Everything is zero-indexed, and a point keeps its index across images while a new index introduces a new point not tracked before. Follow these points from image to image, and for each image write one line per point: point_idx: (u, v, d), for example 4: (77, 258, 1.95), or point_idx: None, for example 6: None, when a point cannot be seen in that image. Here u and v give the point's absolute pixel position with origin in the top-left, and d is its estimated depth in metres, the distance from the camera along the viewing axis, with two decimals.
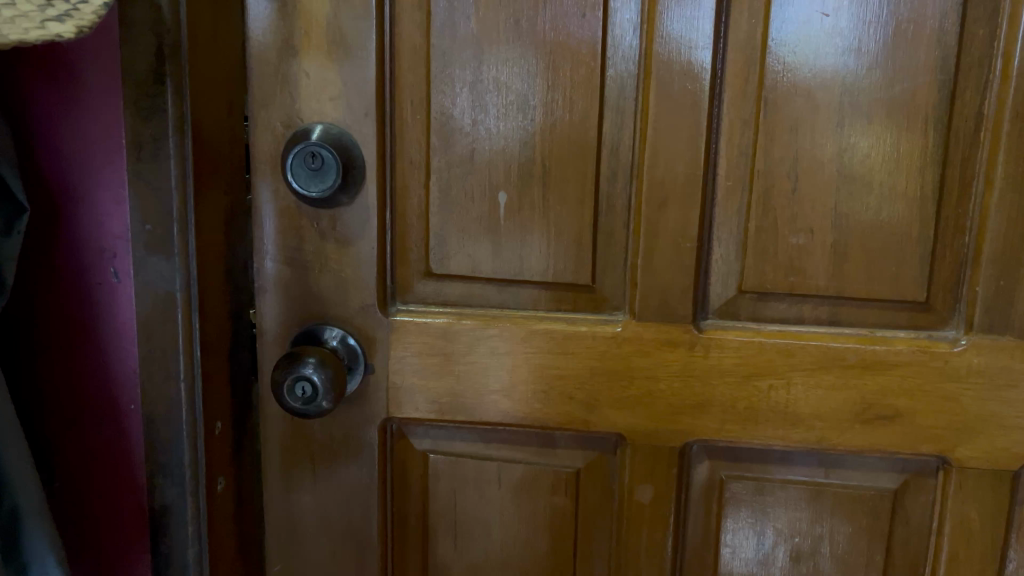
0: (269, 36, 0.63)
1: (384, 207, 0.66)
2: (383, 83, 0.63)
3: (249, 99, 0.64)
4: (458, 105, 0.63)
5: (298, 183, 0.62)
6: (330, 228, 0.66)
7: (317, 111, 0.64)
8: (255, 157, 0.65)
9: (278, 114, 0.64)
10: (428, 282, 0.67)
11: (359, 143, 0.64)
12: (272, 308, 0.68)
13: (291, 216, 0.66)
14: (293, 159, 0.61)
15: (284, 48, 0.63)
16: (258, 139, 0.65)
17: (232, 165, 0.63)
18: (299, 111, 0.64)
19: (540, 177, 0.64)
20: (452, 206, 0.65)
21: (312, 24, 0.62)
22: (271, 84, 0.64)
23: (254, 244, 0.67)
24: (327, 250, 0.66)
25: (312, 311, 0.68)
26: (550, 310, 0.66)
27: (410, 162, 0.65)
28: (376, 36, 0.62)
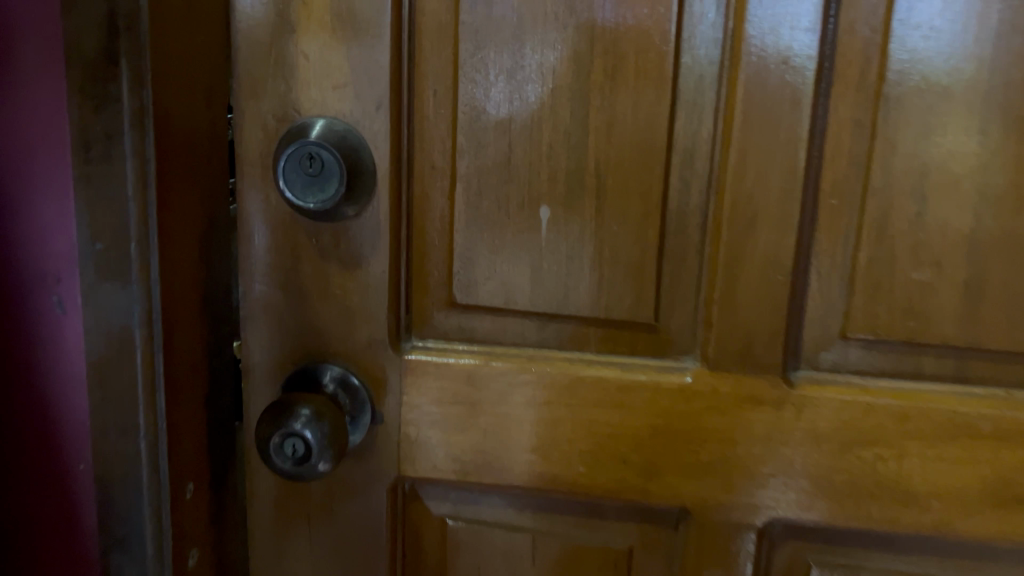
0: (260, 8, 0.51)
1: (399, 221, 0.53)
2: (400, 68, 0.51)
3: (235, 86, 0.52)
4: (493, 98, 0.51)
5: (292, 193, 0.50)
6: (333, 247, 0.54)
7: (319, 103, 0.51)
8: (242, 157, 0.53)
9: (271, 106, 0.52)
10: (451, 313, 0.55)
11: (368, 142, 0.52)
12: (263, 340, 0.56)
13: (286, 230, 0.54)
14: (287, 163, 0.50)
15: (278, 22, 0.51)
16: (245, 136, 0.52)
17: (214, 167, 0.51)
18: (296, 102, 0.52)
19: (593, 188, 0.51)
20: (483, 223, 0.53)
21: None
22: (263, 66, 0.51)
23: (240, 264, 0.55)
24: (329, 272, 0.54)
25: (310, 346, 0.56)
26: (600, 353, 0.54)
27: (432, 167, 0.53)
28: (393, 9, 0.50)
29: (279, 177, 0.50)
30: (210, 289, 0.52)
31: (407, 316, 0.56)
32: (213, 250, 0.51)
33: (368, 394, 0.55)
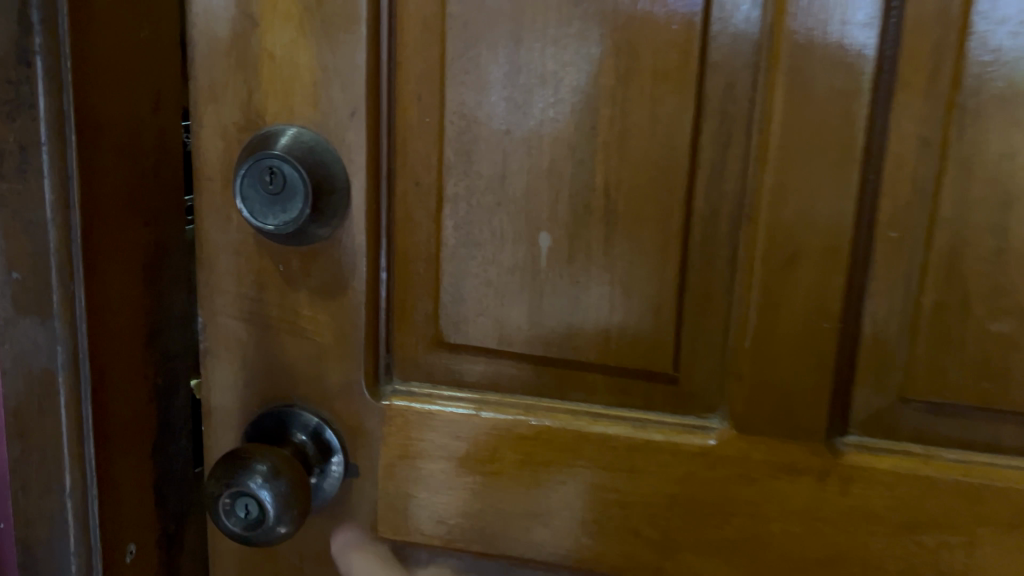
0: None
1: (378, 247, 0.46)
2: (379, 69, 0.44)
3: (193, 90, 0.45)
4: (486, 105, 0.43)
5: (251, 213, 0.43)
6: (303, 275, 0.47)
7: (286, 109, 0.45)
8: (202, 171, 0.46)
9: (233, 112, 0.45)
10: (439, 353, 0.48)
11: (342, 155, 0.45)
12: (226, 378, 0.49)
13: (250, 255, 0.47)
14: (246, 178, 0.43)
15: (239, 15, 0.44)
16: (205, 147, 0.46)
17: (166, 182, 0.44)
18: (262, 108, 0.45)
19: (601, 213, 0.43)
20: (474, 251, 0.45)
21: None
22: (223, 66, 0.45)
23: (202, 291, 0.48)
24: (299, 303, 0.47)
25: (277, 386, 0.49)
26: (609, 407, 0.46)
27: (416, 184, 0.45)
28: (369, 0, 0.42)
29: (238, 195, 0.44)
30: (159, 322, 0.45)
31: (388, 355, 0.48)
32: (163, 278, 0.45)
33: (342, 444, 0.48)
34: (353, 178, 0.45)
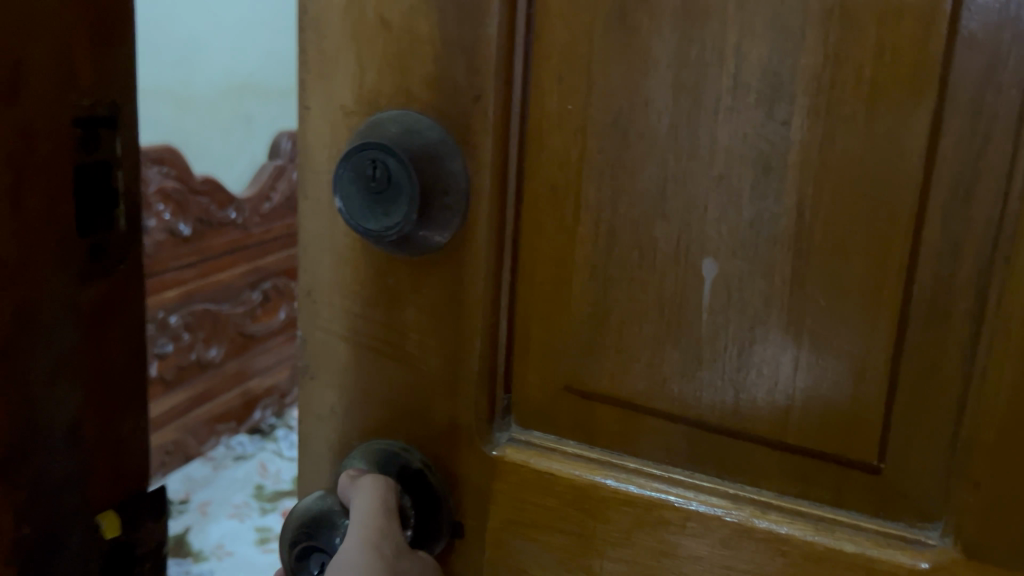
0: None
1: (501, 263, 0.38)
2: (513, 41, 0.35)
3: (303, 63, 0.39)
4: (642, 89, 0.33)
5: (348, 211, 0.36)
6: (411, 292, 0.39)
7: (401, 87, 0.37)
8: (310, 158, 0.40)
9: (345, 90, 0.38)
10: (569, 400, 0.38)
11: (459, 146, 0.36)
12: (325, 401, 0.43)
13: (353, 264, 0.40)
14: (342, 173, 0.36)
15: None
16: (314, 132, 0.39)
17: (28, 222, 0.28)
18: (375, 86, 0.37)
19: (788, 238, 0.32)
20: (617, 277, 0.36)
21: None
22: (334, 37, 0.37)
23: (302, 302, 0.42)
24: (405, 324, 0.40)
25: (382, 417, 0.42)
26: (785, 495, 0.35)
27: (552, 189, 0.36)
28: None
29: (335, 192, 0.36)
30: None
31: (507, 394, 0.40)
32: (42, 385, 0.29)
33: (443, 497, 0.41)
34: (477, 177, 0.36)
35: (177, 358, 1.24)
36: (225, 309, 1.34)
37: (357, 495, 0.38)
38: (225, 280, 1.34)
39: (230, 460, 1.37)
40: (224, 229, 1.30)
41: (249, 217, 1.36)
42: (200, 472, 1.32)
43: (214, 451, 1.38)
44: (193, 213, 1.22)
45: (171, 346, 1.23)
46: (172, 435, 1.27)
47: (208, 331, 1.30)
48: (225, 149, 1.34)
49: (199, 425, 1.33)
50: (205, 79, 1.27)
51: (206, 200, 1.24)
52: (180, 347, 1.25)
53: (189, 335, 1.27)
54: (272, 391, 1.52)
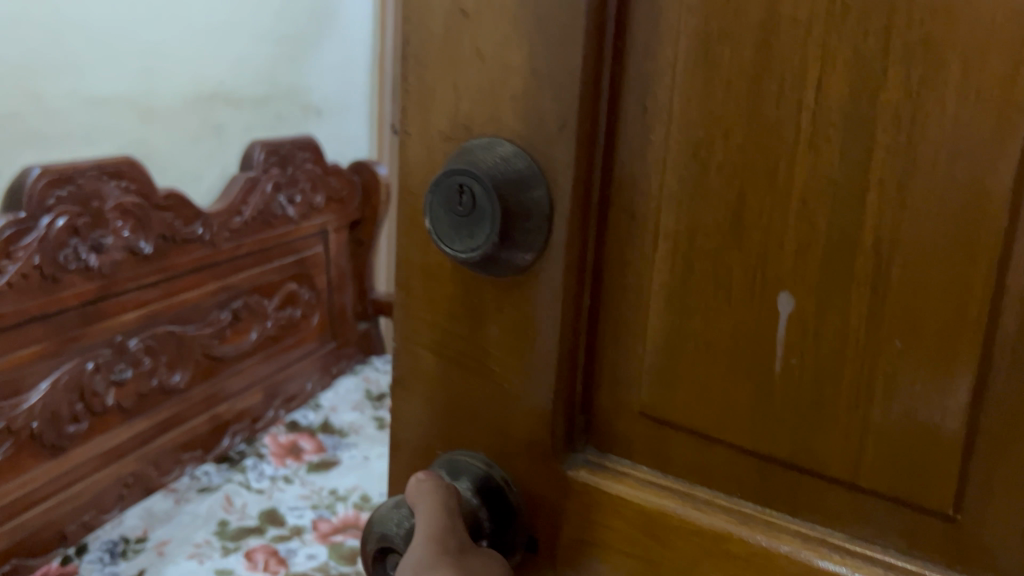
0: None
1: (581, 288, 0.38)
2: (599, 72, 0.36)
3: (407, 91, 0.41)
4: (723, 123, 0.33)
5: (438, 234, 0.38)
6: (497, 312, 0.40)
7: (492, 116, 0.38)
8: (411, 180, 0.42)
9: (442, 117, 0.40)
10: (643, 425, 0.39)
11: (543, 173, 0.37)
12: (415, 406, 0.46)
13: (443, 282, 0.42)
14: (432, 198, 0.38)
15: (451, 6, 0.38)
16: (415, 157, 0.42)
17: None
18: (467, 112, 0.39)
19: (866, 278, 0.31)
20: (693, 308, 0.36)
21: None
22: (432, 64, 0.40)
23: (399, 313, 0.45)
24: (488, 342, 0.41)
25: (464, 429, 0.44)
26: (855, 539, 0.34)
27: (630, 217, 0.37)
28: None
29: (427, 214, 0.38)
30: None
31: (584, 413, 0.41)
32: None
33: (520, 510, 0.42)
34: (558, 206, 0.37)
35: (137, 383, 1.24)
36: (190, 331, 1.35)
37: (416, 504, 0.39)
38: (192, 301, 1.36)
39: (193, 493, 1.30)
40: (186, 247, 1.32)
41: (218, 231, 1.39)
42: (161, 507, 1.25)
43: (178, 481, 1.33)
44: (156, 229, 1.25)
45: (130, 371, 1.23)
46: (131, 467, 1.25)
47: (173, 354, 1.31)
48: (191, 160, 1.51)
49: (165, 452, 1.32)
50: (169, 93, 1.44)
51: (171, 216, 1.28)
52: (139, 372, 1.25)
53: (152, 358, 1.28)
54: (243, 417, 1.51)
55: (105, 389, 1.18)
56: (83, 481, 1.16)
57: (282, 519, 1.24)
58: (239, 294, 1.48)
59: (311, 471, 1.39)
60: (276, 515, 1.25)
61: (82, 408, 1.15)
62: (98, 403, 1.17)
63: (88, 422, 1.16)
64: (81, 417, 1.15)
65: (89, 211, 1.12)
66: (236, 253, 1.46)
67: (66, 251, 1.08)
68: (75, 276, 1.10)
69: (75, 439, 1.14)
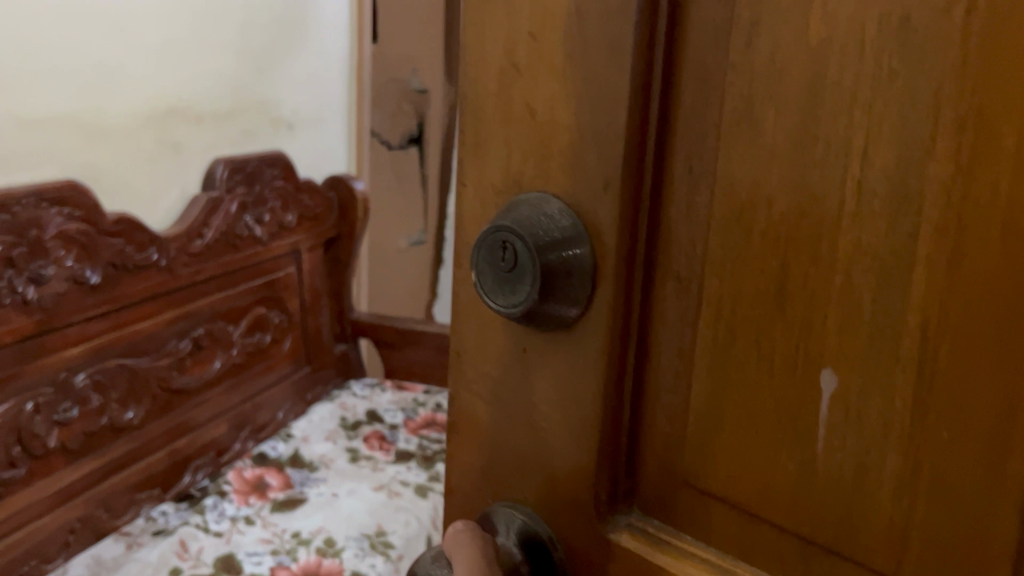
0: (489, 47, 0.39)
1: (626, 347, 0.38)
2: (645, 129, 0.35)
3: (462, 144, 0.42)
4: (768, 186, 0.32)
5: (484, 288, 0.38)
6: (544, 368, 0.40)
7: (540, 171, 0.38)
8: (467, 231, 0.43)
9: (494, 171, 0.40)
10: (686, 492, 0.38)
11: (585, 230, 0.36)
12: (468, 454, 0.46)
13: (494, 334, 0.42)
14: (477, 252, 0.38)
15: (504, 62, 0.38)
16: (471, 209, 0.42)
17: None
18: (519, 167, 0.39)
19: (912, 358, 0.29)
20: (736, 377, 0.34)
21: (547, 19, 0.36)
22: (486, 118, 0.40)
23: (452, 361, 0.45)
24: (535, 396, 0.41)
25: (513, 480, 0.43)
26: None
27: (675, 278, 0.36)
28: (636, 40, 0.33)
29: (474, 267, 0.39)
30: None
31: (628, 473, 0.40)
32: None
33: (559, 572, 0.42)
34: (602, 264, 0.36)
35: (83, 422, 1.22)
36: (143, 364, 1.33)
37: (452, 554, 0.40)
38: (147, 330, 1.34)
39: (147, 536, 1.27)
40: (142, 274, 1.31)
41: (176, 256, 1.38)
42: (110, 552, 1.22)
43: (133, 524, 1.32)
44: (104, 258, 1.22)
45: (76, 410, 1.21)
46: (79, 511, 1.23)
47: (125, 388, 1.30)
48: (146, 182, 1.41)
49: (117, 492, 1.30)
50: (119, 108, 1.33)
51: (121, 242, 1.26)
52: (87, 411, 1.23)
53: (100, 396, 1.25)
54: (205, 450, 1.48)
55: (48, 429, 1.17)
56: (27, 525, 1.15)
57: (238, 566, 1.18)
58: (202, 321, 1.47)
59: (272, 510, 1.34)
60: (232, 562, 1.19)
61: (20, 451, 1.13)
62: (38, 445, 1.15)
63: (27, 467, 1.14)
64: (19, 462, 1.13)
65: (27, 241, 1.10)
66: (198, 278, 1.44)
67: (0, 283, 1.06)
68: (9, 310, 1.08)
69: (14, 483, 1.13)
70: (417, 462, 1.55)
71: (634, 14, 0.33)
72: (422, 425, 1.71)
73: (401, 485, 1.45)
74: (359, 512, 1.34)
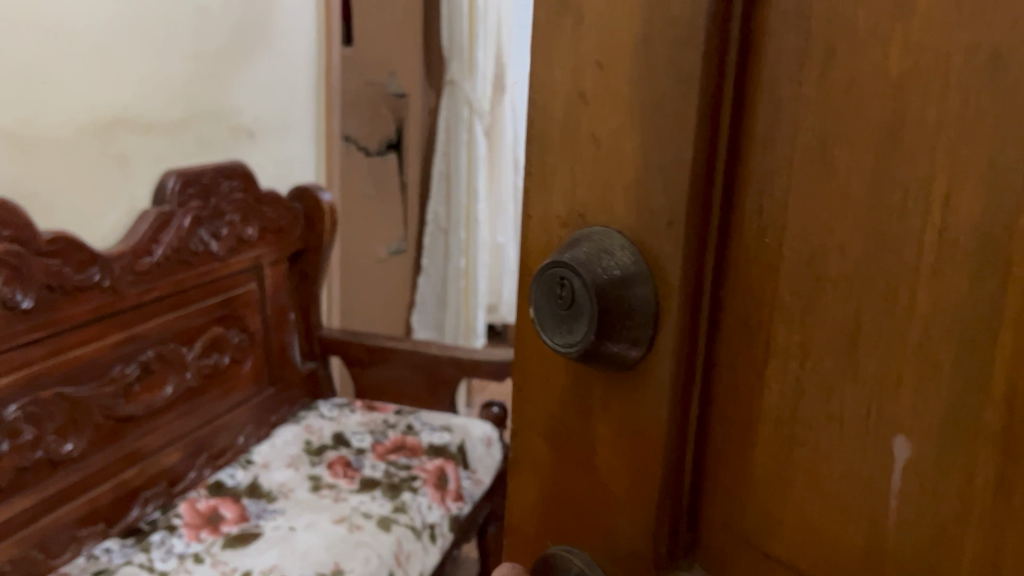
0: (557, 92, 0.41)
1: (690, 385, 0.39)
2: (712, 172, 0.37)
3: (531, 182, 0.44)
4: (835, 225, 0.33)
5: (539, 322, 0.41)
6: (605, 409, 0.42)
7: (606, 211, 0.40)
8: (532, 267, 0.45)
9: (559, 208, 0.43)
10: (752, 527, 0.39)
11: (644, 270, 0.38)
12: (530, 486, 0.47)
13: (554, 371, 0.44)
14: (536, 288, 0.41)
15: (571, 88, 0.41)
16: (535, 245, 0.45)
17: None
18: (583, 196, 0.41)
19: (975, 402, 0.30)
20: (801, 415, 0.35)
21: (613, 47, 0.39)
22: (554, 146, 0.42)
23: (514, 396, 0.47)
24: (597, 431, 0.42)
25: (572, 513, 0.45)
26: None
27: (741, 314, 0.37)
28: (704, 69, 0.35)
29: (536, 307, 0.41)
30: None
31: (690, 509, 0.41)
32: None
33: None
34: (663, 301, 0.38)
35: (13, 457, 1.32)
36: (83, 393, 1.45)
37: None
38: (84, 359, 1.46)
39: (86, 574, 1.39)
40: (80, 295, 1.43)
41: (119, 275, 1.51)
42: None
43: (69, 563, 1.42)
44: (38, 278, 1.34)
45: (5, 443, 1.31)
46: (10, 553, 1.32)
47: (64, 420, 1.41)
48: (87, 201, 1.57)
49: (55, 530, 1.40)
50: (58, 122, 1.48)
51: (55, 262, 1.37)
52: (19, 445, 1.33)
53: (35, 428, 1.36)
54: (158, 480, 1.63)
55: None
56: None
57: None
58: (150, 345, 1.61)
59: (222, 547, 1.47)
60: None
61: None
62: None
63: None
64: None
65: None
66: (145, 299, 1.59)
67: None
68: None
69: None
70: (383, 490, 1.72)
71: (698, 41, 0.35)
72: (391, 449, 1.92)
73: (363, 517, 1.60)
74: (317, 544, 1.48)
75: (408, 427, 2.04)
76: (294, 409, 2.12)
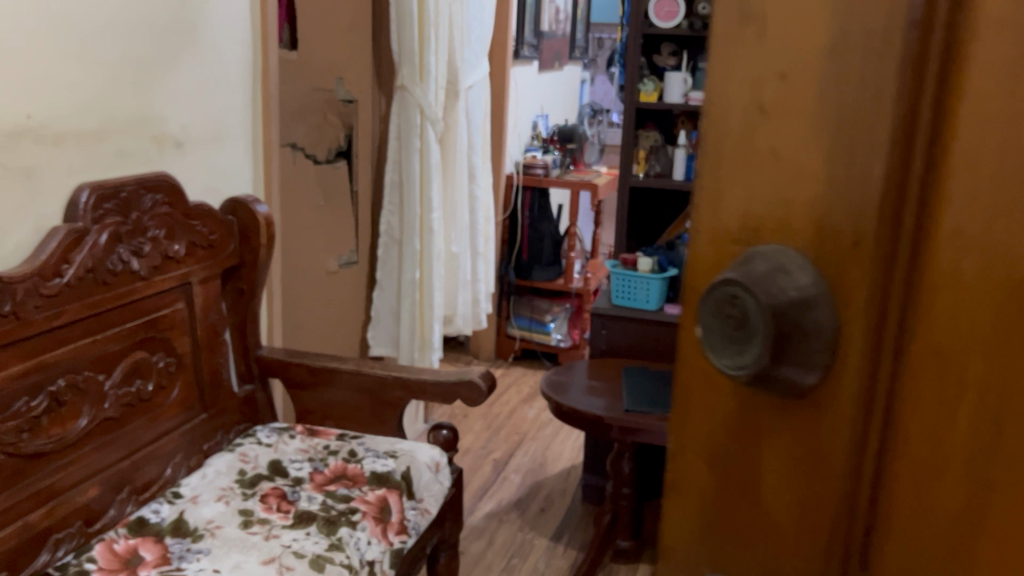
0: (742, 113, 0.57)
1: (876, 372, 0.55)
2: (904, 188, 0.52)
3: (707, 207, 0.61)
4: (1000, 230, 0.49)
5: (709, 342, 0.60)
6: (773, 404, 0.59)
7: (783, 243, 0.58)
8: (707, 272, 0.62)
9: (741, 208, 0.59)
10: (928, 468, 0.55)
11: (814, 297, 0.56)
12: (698, 466, 0.64)
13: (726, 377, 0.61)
14: (709, 295, 0.60)
15: (754, 103, 0.57)
16: (704, 256, 0.62)
17: None
18: (758, 219, 0.59)
19: None
20: (963, 388, 0.52)
21: (798, 72, 0.55)
22: (728, 163, 0.59)
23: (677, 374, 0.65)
24: (779, 400, 0.58)
25: (755, 480, 0.61)
26: None
27: (912, 320, 0.54)
28: (900, 107, 0.52)
29: (711, 317, 0.60)
30: None
31: (866, 528, 0.58)
32: None
33: (771, 527, 0.62)
34: (839, 319, 0.55)
35: None
36: None
37: None
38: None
39: None
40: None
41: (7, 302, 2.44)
42: None
43: None
44: None
45: None
46: None
47: None
48: None
49: None
50: None
51: None
52: None
53: None
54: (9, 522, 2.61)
55: None
56: None
57: None
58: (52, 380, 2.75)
59: None
60: None
61: None
62: None
63: None
64: None
65: None
66: (54, 326, 2.73)
67: None
68: None
69: None
70: (319, 529, 3.08)
71: (904, 41, 0.51)
72: (331, 480, 3.54)
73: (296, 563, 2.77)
74: None
75: (351, 455, 3.73)
76: (232, 438, 3.92)
